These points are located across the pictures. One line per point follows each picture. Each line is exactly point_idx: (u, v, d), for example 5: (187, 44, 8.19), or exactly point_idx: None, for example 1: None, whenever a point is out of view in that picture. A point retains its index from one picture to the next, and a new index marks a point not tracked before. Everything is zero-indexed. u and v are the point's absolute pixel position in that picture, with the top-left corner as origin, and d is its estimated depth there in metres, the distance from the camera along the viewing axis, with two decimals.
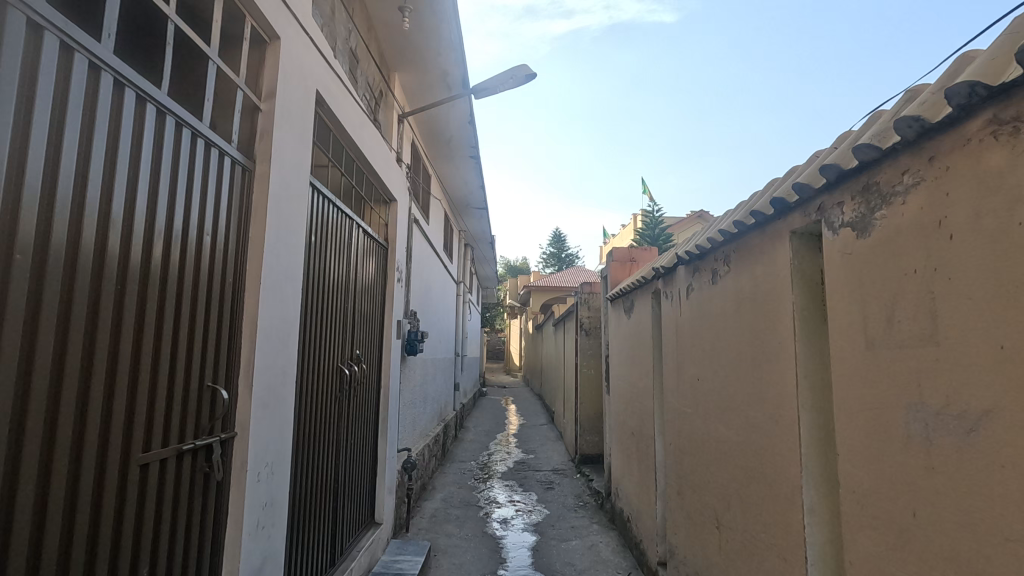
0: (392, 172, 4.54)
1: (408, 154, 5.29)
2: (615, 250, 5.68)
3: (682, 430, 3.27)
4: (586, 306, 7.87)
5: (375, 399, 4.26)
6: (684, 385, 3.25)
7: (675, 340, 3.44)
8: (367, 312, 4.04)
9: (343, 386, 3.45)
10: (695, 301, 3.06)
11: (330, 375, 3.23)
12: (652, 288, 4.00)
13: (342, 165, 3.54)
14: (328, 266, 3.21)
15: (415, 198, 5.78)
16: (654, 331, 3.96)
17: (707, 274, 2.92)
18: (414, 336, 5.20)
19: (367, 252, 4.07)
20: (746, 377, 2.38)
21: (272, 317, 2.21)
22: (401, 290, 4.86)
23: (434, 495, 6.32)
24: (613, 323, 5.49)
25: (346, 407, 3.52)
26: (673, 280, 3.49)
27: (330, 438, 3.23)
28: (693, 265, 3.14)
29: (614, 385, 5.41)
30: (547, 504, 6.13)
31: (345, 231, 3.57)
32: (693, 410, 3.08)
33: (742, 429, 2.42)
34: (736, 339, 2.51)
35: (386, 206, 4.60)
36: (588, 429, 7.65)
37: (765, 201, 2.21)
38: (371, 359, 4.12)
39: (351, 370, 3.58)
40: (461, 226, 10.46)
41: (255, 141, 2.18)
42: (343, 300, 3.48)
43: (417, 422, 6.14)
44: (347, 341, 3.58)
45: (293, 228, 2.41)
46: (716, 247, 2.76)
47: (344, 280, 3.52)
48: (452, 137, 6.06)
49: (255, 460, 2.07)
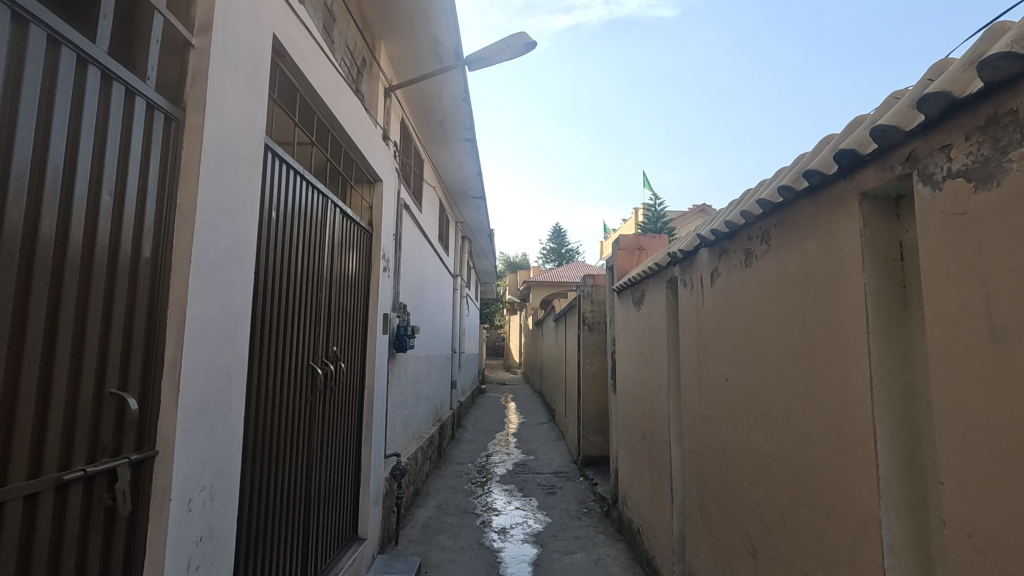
0: (376, 148, 4.09)
1: (396, 133, 4.85)
2: (622, 238, 5.25)
3: (705, 438, 2.84)
4: (590, 300, 7.44)
5: (358, 401, 3.83)
6: (708, 387, 2.81)
7: (697, 335, 3.00)
8: (347, 303, 3.60)
9: (317, 388, 3.01)
10: (723, 287, 2.62)
11: (298, 374, 2.79)
12: (667, 276, 3.56)
13: (315, 136, 3.11)
14: (295, 249, 2.76)
15: (404, 181, 5.33)
16: (672, 324, 3.52)
17: (737, 256, 2.49)
18: (404, 331, 4.72)
19: (348, 238, 3.63)
20: (795, 379, 1.95)
21: (210, 306, 1.78)
22: (388, 280, 4.43)
23: (427, 502, 5.90)
24: (619, 317, 5.07)
25: (321, 412, 3.09)
26: (694, 265, 3.05)
27: (299, 449, 2.79)
28: (719, 245, 2.70)
29: (622, 383, 4.98)
30: (548, 511, 5.71)
31: (320, 211, 3.13)
32: (719, 415, 2.65)
33: (789, 441, 1.99)
34: (779, 333, 2.08)
35: (370, 187, 4.16)
36: (592, 430, 7.23)
37: (823, 157, 1.77)
38: (352, 356, 3.69)
39: (326, 369, 3.14)
40: (458, 217, 10.01)
41: (185, 85, 1.74)
42: (316, 290, 3.05)
43: (408, 423, 5.71)
44: (322, 337, 3.15)
45: (240, 199, 1.97)
46: (751, 223, 2.32)
47: (318, 266, 3.08)
48: (445, 116, 5.62)
49: (184, 484, 1.64)
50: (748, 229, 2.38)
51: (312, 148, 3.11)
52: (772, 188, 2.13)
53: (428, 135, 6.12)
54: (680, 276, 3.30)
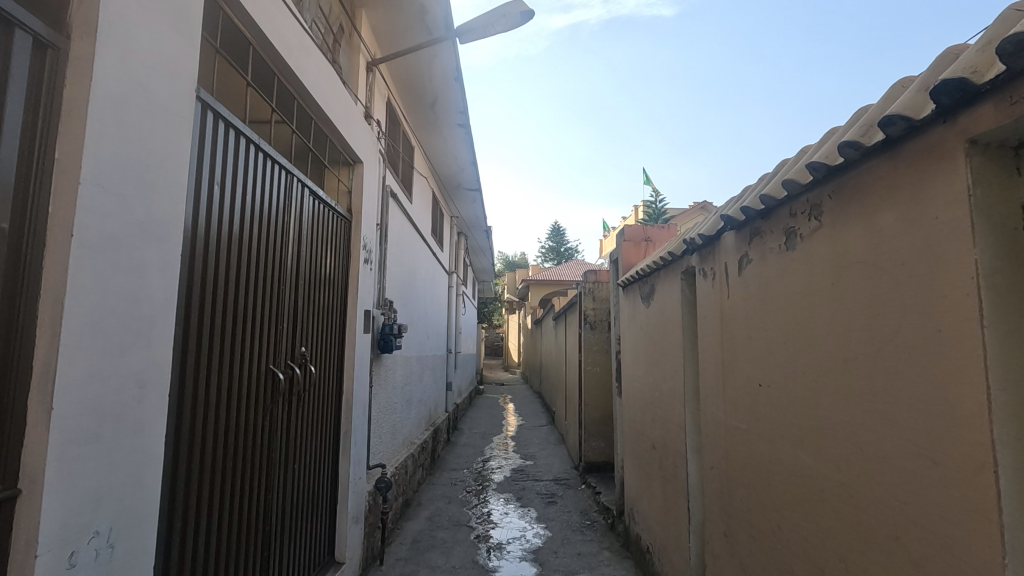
0: (356, 126, 3.68)
1: (380, 112, 4.42)
2: (627, 228, 4.85)
3: (732, 452, 2.44)
4: (591, 296, 7.03)
5: (334, 409, 3.41)
6: (736, 395, 2.39)
7: (722, 333, 2.58)
8: (320, 299, 3.15)
9: (278, 396, 2.59)
10: (757, 276, 2.21)
11: (253, 381, 2.36)
12: (683, 266, 3.14)
13: (275, 103, 2.68)
14: (251, 233, 2.33)
15: (391, 168, 4.92)
16: (688, 322, 3.10)
17: (775, 237, 2.07)
18: (390, 330, 4.30)
19: (322, 225, 3.19)
20: (862, 387, 1.54)
21: (109, 299, 1.37)
22: (371, 273, 4.00)
23: (418, 514, 5.48)
24: (626, 314, 4.64)
25: (284, 424, 2.66)
26: (717, 251, 2.63)
27: (255, 469, 2.37)
28: (750, 226, 2.29)
29: (628, 386, 4.57)
30: (547, 523, 5.30)
31: (284, 192, 2.69)
32: (750, 427, 2.25)
33: (851, 465, 1.58)
34: (835, 330, 1.67)
35: (349, 169, 3.74)
36: (594, 434, 6.82)
37: (908, 99, 1.36)
38: (327, 358, 3.26)
39: (291, 375, 2.70)
40: (453, 211, 9.58)
41: (71, 6, 1.32)
42: (279, 283, 2.62)
43: (397, 429, 5.29)
44: (287, 338, 2.71)
45: (158, 162, 1.56)
46: (794, 196, 1.90)
47: (282, 255, 2.65)
48: (436, 97, 5.20)
49: (64, 534, 1.23)
50: (789, 204, 1.96)
51: (273, 116, 2.68)
52: (825, 149, 1.71)
53: (418, 119, 5.72)
54: (699, 266, 2.89)
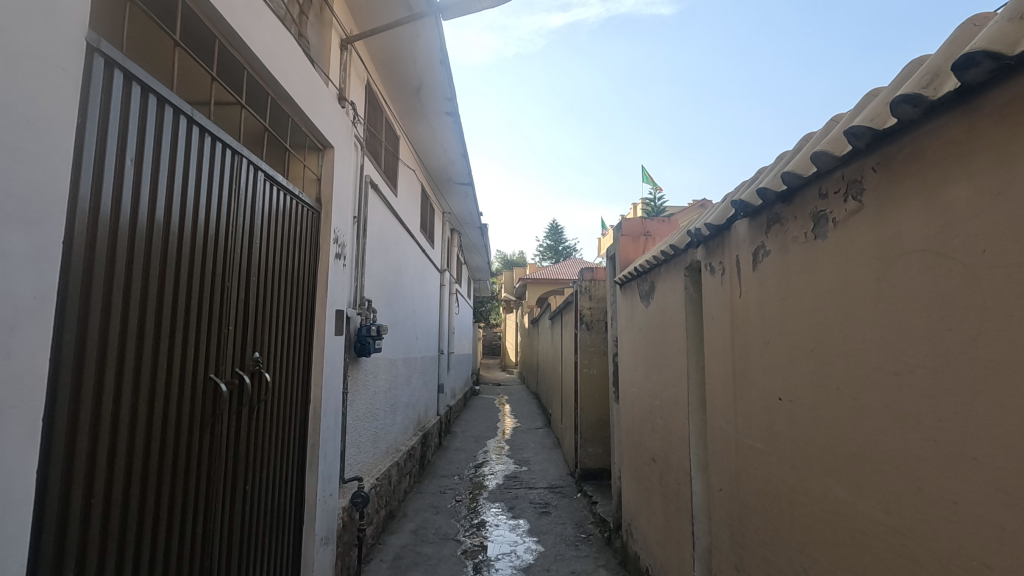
0: (325, 107, 3.34)
1: (357, 96, 4.08)
2: (624, 222, 4.52)
3: (744, 474, 2.12)
4: (587, 295, 6.69)
5: (299, 419, 3.04)
6: (750, 409, 2.06)
7: (733, 337, 2.25)
8: (280, 297, 2.78)
9: (221, 410, 2.21)
10: (776, 271, 1.88)
11: (187, 394, 2.00)
12: (686, 261, 2.81)
13: (215, 73, 2.25)
14: (184, 221, 1.98)
15: (371, 158, 4.58)
16: (692, 324, 2.77)
17: (799, 224, 1.74)
18: (367, 332, 3.97)
19: (281, 214, 2.81)
20: (923, 410, 1.21)
21: None
22: (344, 270, 3.67)
23: (403, 527, 5.14)
24: (623, 315, 4.31)
25: (229, 442, 2.29)
26: (726, 242, 2.30)
27: (189, 498, 2.01)
28: (767, 212, 1.96)
29: (626, 392, 4.25)
30: (540, 537, 4.97)
31: (230, 174, 2.32)
32: (766, 448, 1.92)
33: (906, 507, 1.26)
34: (882, 337, 1.34)
35: (318, 155, 3.40)
36: (590, 440, 6.49)
37: (996, 31, 1.02)
38: (290, 363, 2.91)
39: (240, 384, 2.34)
40: (445, 207, 9.23)
41: None
42: (221, 280, 2.25)
43: (379, 436, 4.96)
44: (233, 342, 2.34)
45: (26, 126, 1.23)
46: (824, 172, 1.57)
47: (229, 247, 2.30)
48: (420, 81, 4.87)
49: None
50: (817, 182, 1.63)
51: (212, 85, 2.28)
52: (870, 110, 1.37)
53: (403, 106, 5.39)
54: (705, 261, 2.56)
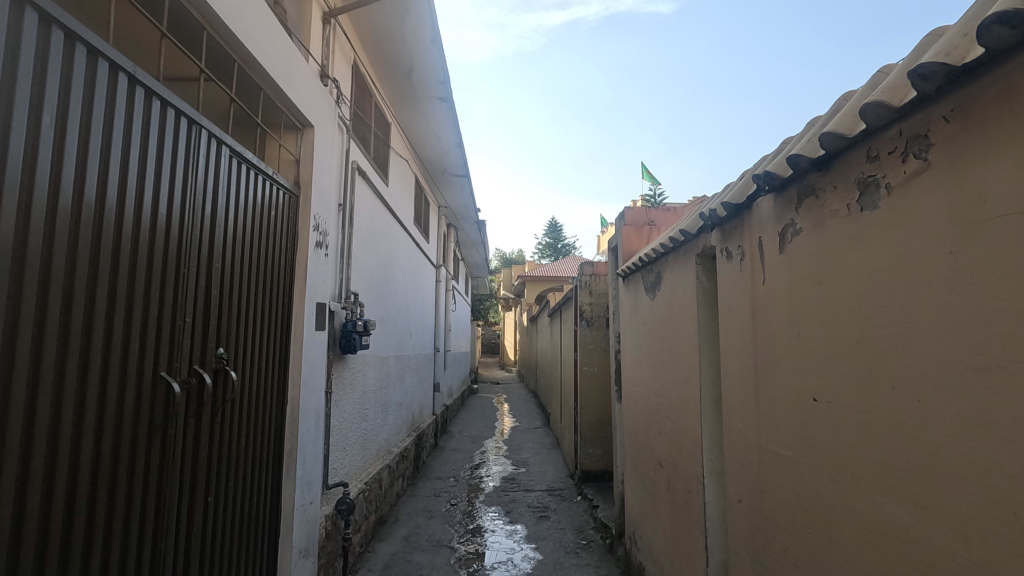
0: (305, 83, 3.07)
1: (342, 75, 3.81)
2: (627, 211, 4.27)
3: (767, 484, 1.87)
4: (588, 291, 6.43)
5: (272, 421, 2.76)
6: (775, 411, 1.82)
7: (754, 330, 1.99)
8: (251, 289, 2.51)
9: (176, 415, 1.95)
10: (808, 252, 1.63)
11: (132, 397, 1.73)
12: (698, 247, 2.55)
13: (168, 32, 1.99)
14: (127, 198, 1.71)
15: (359, 143, 4.31)
16: (705, 316, 2.52)
17: (839, 195, 1.48)
18: (353, 327, 3.73)
19: (251, 196, 2.52)
20: (1016, 415, 0.97)
21: None
22: (326, 261, 3.40)
23: (394, 533, 4.89)
24: (626, 309, 4.06)
25: (184, 451, 2.01)
26: (747, 223, 2.05)
27: (131, 517, 1.74)
28: (797, 185, 1.70)
29: (630, 391, 3.99)
30: (538, 543, 4.72)
31: (186, 145, 2.02)
32: (796, 455, 1.68)
33: (988, 534, 1.02)
34: (956, 326, 1.09)
35: (298, 135, 3.13)
36: (591, 441, 6.24)
37: None
38: (263, 362, 2.64)
39: (200, 385, 2.08)
40: (441, 200, 8.97)
41: None
42: (175, 266, 1.96)
43: (368, 438, 4.70)
44: (191, 338, 2.05)
45: None
46: (876, 129, 1.32)
47: (188, 232, 2.02)
48: (412, 63, 4.60)
49: None
50: (865, 143, 1.38)
51: (162, 43, 2.00)
52: (940, 46, 1.13)
53: (394, 91, 5.12)
54: (721, 246, 2.30)
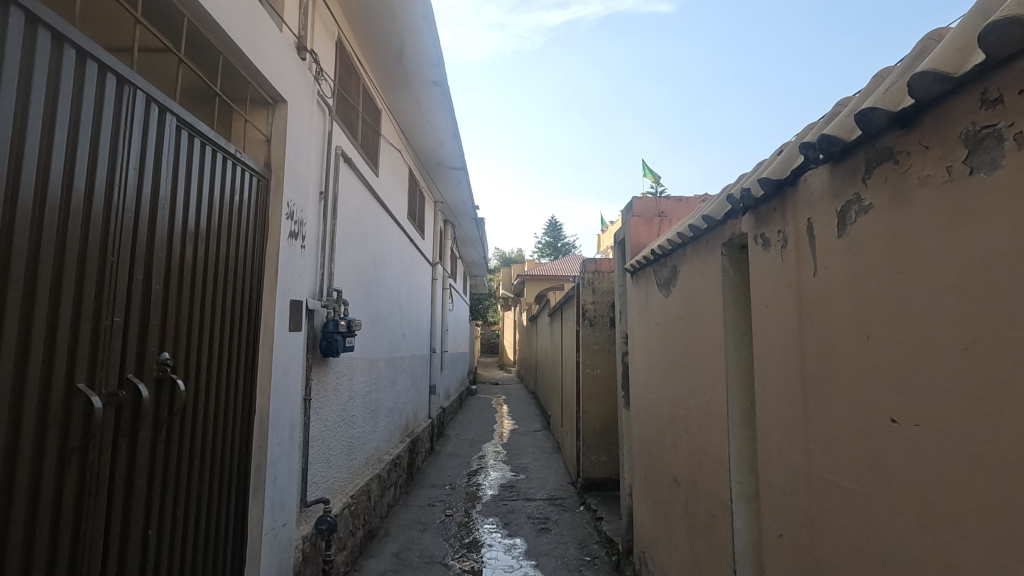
0: (279, 53, 2.73)
1: (323, 50, 3.47)
2: (635, 202, 3.93)
3: (820, 520, 1.54)
4: (590, 289, 6.09)
5: (236, 438, 2.41)
6: (831, 432, 1.48)
7: (800, 332, 1.66)
8: (207, 285, 2.16)
9: (101, 436, 1.60)
10: (883, 235, 1.29)
11: (31, 416, 1.38)
12: (725, 236, 2.21)
13: None
14: (23, 166, 1.35)
15: (345, 128, 3.97)
16: (731, 315, 2.18)
17: (933, 158, 1.14)
18: (334, 328, 3.39)
19: (207, 176, 2.15)
20: None
21: None
22: (303, 255, 3.06)
23: (384, 548, 4.55)
24: (635, 308, 3.72)
25: (112, 481, 1.65)
26: (792, 204, 1.71)
27: (32, 570, 1.39)
28: (865, 151, 1.36)
29: (640, 396, 3.65)
30: (539, 560, 4.38)
31: (114, 108, 1.65)
32: (865, 489, 1.34)
33: None
34: None
35: (270, 112, 2.78)
36: (594, 447, 5.91)
37: None
38: (223, 370, 2.29)
39: (136, 399, 1.73)
40: (436, 195, 8.62)
41: None
42: (98, 257, 1.59)
43: (355, 447, 4.35)
44: (122, 344, 1.68)
45: None
46: (998, 62, 0.98)
47: (118, 214, 1.67)
48: (403, 42, 4.26)
49: None
50: (977, 84, 1.04)
51: None
52: None
53: (384, 74, 4.78)
54: (755, 233, 1.96)
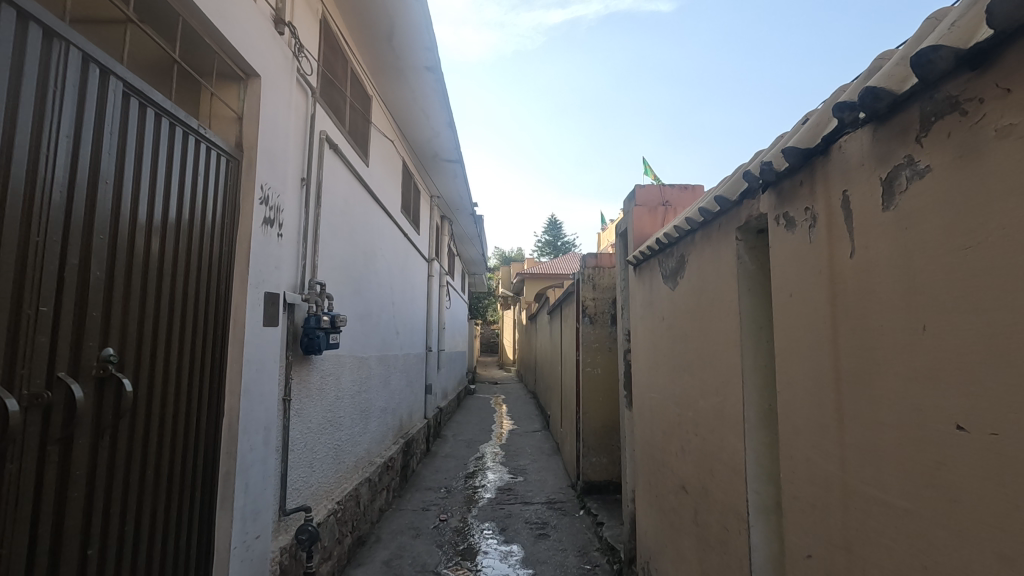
0: (252, 24, 2.51)
1: (305, 26, 3.25)
2: (638, 190, 3.71)
3: (858, 541, 1.32)
4: (591, 285, 5.86)
5: (201, 443, 2.18)
6: (873, 440, 1.26)
7: (832, 323, 1.44)
8: (164, 274, 1.94)
9: (20, 445, 1.37)
10: (943, 204, 1.07)
11: None
12: (741, 219, 1.98)
13: None
14: None
15: (331, 112, 3.75)
16: (748, 307, 1.96)
17: (1012, 104, 0.92)
18: (317, 323, 3.16)
19: (164, 153, 1.93)
20: None
21: None
22: (280, 244, 2.83)
23: (374, 556, 4.33)
24: (639, 302, 3.50)
25: (38, 496, 1.43)
26: (823, 177, 1.48)
27: None
28: (918, 106, 1.14)
29: (643, 397, 3.43)
30: (536, 568, 4.16)
31: (41, 66, 1.44)
32: (918, 508, 1.12)
33: None
34: None
35: (241, 88, 2.56)
36: (594, 449, 5.69)
37: None
38: (184, 369, 2.06)
39: (68, 401, 1.50)
40: (432, 189, 8.39)
41: None
42: (17, 237, 1.37)
43: (343, 449, 4.13)
44: (50, 338, 1.46)
45: None
46: None
47: (43, 189, 1.44)
48: (392, 22, 4.04)
49: None
50: None
51: None
52: None
53: (373, 58, 4.56)
54: (777, 214, 1.74)
